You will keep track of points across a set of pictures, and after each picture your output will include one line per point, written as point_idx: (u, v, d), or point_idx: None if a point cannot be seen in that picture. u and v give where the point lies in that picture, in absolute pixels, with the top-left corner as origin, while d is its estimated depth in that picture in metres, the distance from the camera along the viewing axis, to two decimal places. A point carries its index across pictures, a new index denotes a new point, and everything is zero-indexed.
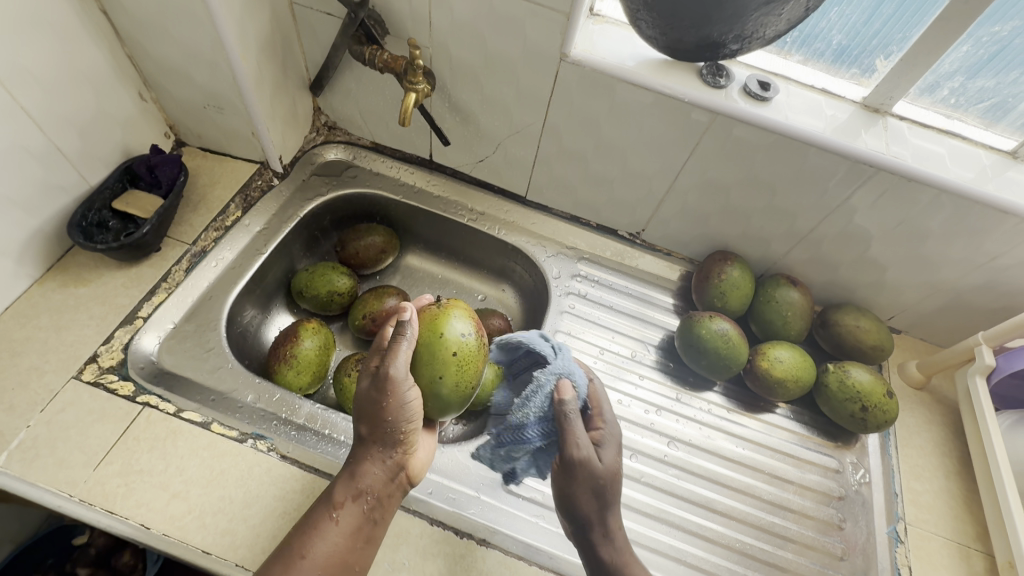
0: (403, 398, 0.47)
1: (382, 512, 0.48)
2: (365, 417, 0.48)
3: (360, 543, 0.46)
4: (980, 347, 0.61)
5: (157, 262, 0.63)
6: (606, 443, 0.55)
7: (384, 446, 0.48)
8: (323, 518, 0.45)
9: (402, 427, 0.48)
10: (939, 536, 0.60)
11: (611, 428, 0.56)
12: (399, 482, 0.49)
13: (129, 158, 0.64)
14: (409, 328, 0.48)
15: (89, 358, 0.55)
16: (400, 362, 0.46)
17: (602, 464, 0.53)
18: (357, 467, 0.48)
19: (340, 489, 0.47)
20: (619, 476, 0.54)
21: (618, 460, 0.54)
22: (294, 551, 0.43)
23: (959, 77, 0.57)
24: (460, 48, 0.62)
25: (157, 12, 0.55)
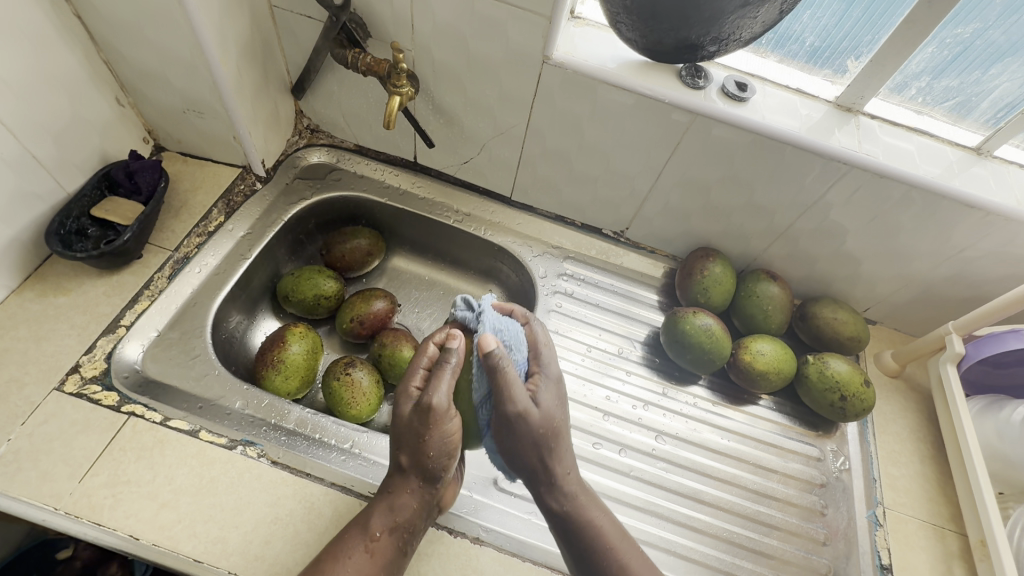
0: (444, 431, 0.48)
1: (413, 543, 0.49)
2: (406, 446, 0.49)
3: (390, 575, 0.47)
4: (950, 336, 0.64)
5: (139, 269, 0.62)
6: (541, 387, 0.52)
7: (424, 480, 0.49)
8: (355, 548, 0.46)
9: (442, 462, 0.49)
10: (916, 518, 0.62)
11: (543, 374, 0.53)
12: (431, 513, 0.50)
13: (107, 164, 0.63)
14: (455, 357, 0.49)
15: (71, 369, 0.54)
16: (443, 391, 0.48)
17: (538, 412, 0.50)
18: (396, 499, 0.48)
19: (376, 519, 0.48)
20: (560, 421, 0.52)
21: (555, 403, 0.52)
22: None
23: (925, 77, 0.59)
24: (443, 51, 0.62)
25: (132, 15, 0.54)
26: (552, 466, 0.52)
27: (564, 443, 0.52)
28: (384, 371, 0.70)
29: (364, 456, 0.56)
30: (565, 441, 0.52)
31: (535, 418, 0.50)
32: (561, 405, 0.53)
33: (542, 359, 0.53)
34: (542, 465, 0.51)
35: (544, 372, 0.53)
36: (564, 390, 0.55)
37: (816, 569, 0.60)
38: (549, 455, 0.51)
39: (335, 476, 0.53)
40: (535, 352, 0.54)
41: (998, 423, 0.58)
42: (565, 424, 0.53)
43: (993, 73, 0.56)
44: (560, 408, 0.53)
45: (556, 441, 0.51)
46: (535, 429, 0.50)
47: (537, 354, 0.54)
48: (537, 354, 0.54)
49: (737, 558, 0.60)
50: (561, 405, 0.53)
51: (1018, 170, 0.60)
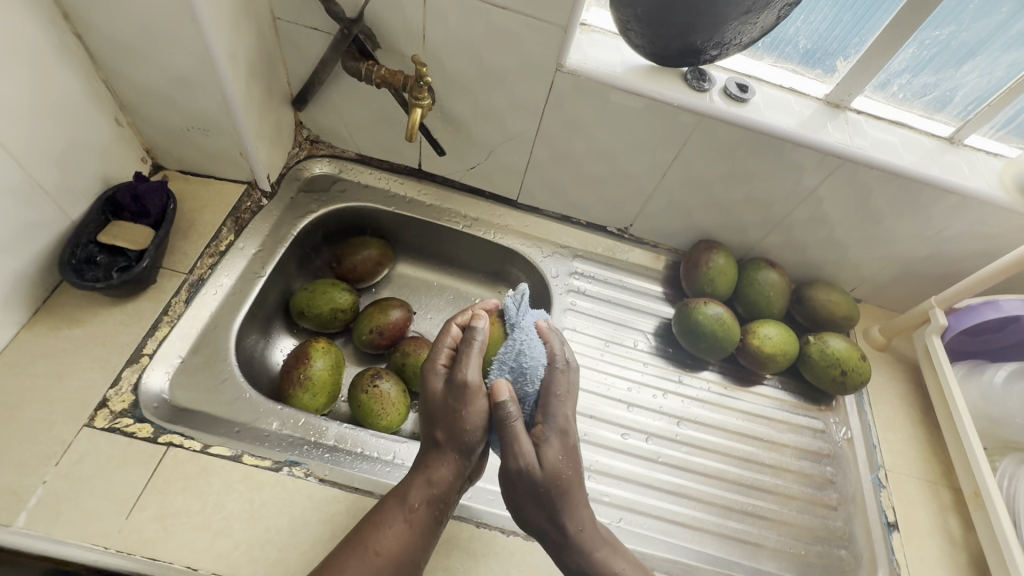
0: (477, 407, 0.51)
1: (448, 512, 0.51)
2: (441, 421, 0.51)
3: (428, 542, 0.49)
4: (934, 310, 0.70)
5: (154, 295, 0.60)
6: (550, 440, 0.51)
7: (459, 454, 0.51)
8: (394, 518, 0.48)
9: (477, 436, 0.51)
10: (914, 478, 0.69)
11: (553, 425, 0.52)
12: (465, 484, 0.52)
13: (109, 187, 0.60)
14: (481, 335, 0.52)
15: (99, 404, 0.52)
16: (472, 366, 0.51)
17: (541, 470, 0.50)
18: (432, 474, 0.50)
19: (414, 492, 0.49)
20: (568, 476, 0.51)
21: (564, 457, 0.51)
22: (367, 549, 0.46)
23: (907, 74, 0.64)
24: (455, 61, 0.63)
25: (137, 35, 0.52)
26: (560, 522, 0.50)
27: (574, 497, 0.51)
28: (409, 380, 0.70)
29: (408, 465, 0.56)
30: (577, 492, 0.51)
31: (538, 475, 0.50)
32: (570, 457, 0.52)
33: (557, 409, 0.53)
34: (549, 522, 0.51)
35: (559, 415, 0.52)
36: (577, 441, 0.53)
37: (832, 532, 0.66)
38: (555, 512, 0.50)
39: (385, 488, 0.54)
40: (555, 399, 0.53)
41: (981, 386, 0.65)
42: (576, 477, 0.52)
43: (964, 69, 0.62)
44: (570, 459, 0.52)
45: (563, 496, 0.50)
46: (539, 487, 0.50)
47: (548, 404, 0.53)
48: (550, 401, 0.53)
49: (762, 529, 0.65)
50: (570, 460, 0.52)
51: (986, 157, 0.67)
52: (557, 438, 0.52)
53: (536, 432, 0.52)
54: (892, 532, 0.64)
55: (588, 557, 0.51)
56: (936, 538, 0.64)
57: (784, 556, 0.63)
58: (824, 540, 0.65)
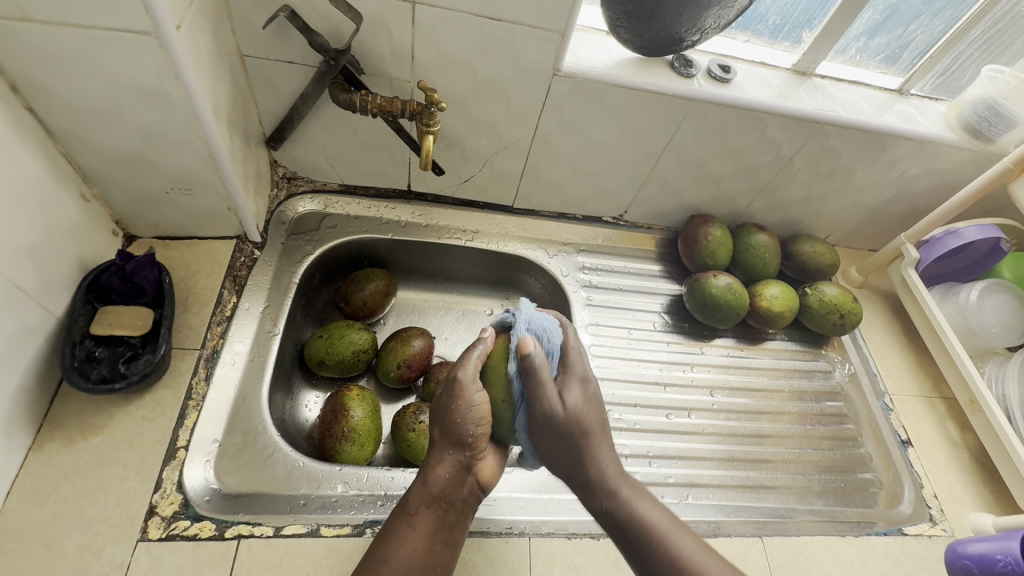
0: (472, 404, 0.49)
1: (455, 514, 0.48)
2: (437, 420, 0.50)
3: (438, 546, 0.46)
4: (905, 246, 0.78)
5: (171, 380, 0.54)
6: (570, 385, 0.51)
7: (454, 449, 0.49)
8: (399, 525, 0.46)
9: (471, 431, 0.49)
10: (914, 396, 0.77)
11: (572, 374, 0.52)
12: (471, 485, 0.49)
13: (89, 272, 0.54)
14: (481, 344, 0.52)
15: (147, 513, 0.47)
16: (470, 367, 0.50)
17: (565, 408, 0.50)
18: (428, 472, 0.48)
19: (412, 496, 0.48)
20: (590, 421, 0.51)
21: (584, 401, 0.51)
22: (376, 559, 0.44)
23: (863, 38, 0.70)
24: (447, 78, 0.60)
25: (108, 96, 0.46)
26: (584, 463, 0.50)
27: (597, 439, 0.51)
28: None
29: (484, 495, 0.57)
30: (601, 435, 0.51)
31: (562, 414, 0.49)
32: (591, 401, 0.52)
33: (574, 359, 0.53)
34: (571, 465, 0.50)
35: (576, 365, 0.53)
36: (598, 391, 0.53)
37: (860, 459, 0.73)
38: (581, 454, 0.50)
39: (469, 524, 0.54)
40: (570, 352, 0.53)
41: (959, 305, 0.73)
42: (597, 424, 0.51)
43: (912, 28, 0.68)
44: (592, 405, 0.52)
45: (585, 439, 0.50)
46: (564, 427, 0.49)
47: (566, 356, 0.53)
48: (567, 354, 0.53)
49: (805, 473, 0.71)
50: (593, 406, 0.51)
51: (930, 103, 0.74)
52: (579, 385, 0.52)
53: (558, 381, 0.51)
54: (908, 448, 0.72)
55: (613, 496, 0.49)
56: (944, 444, 0.73)
57: (829, 492, 0.70)
58: (856, 469, 0.72)
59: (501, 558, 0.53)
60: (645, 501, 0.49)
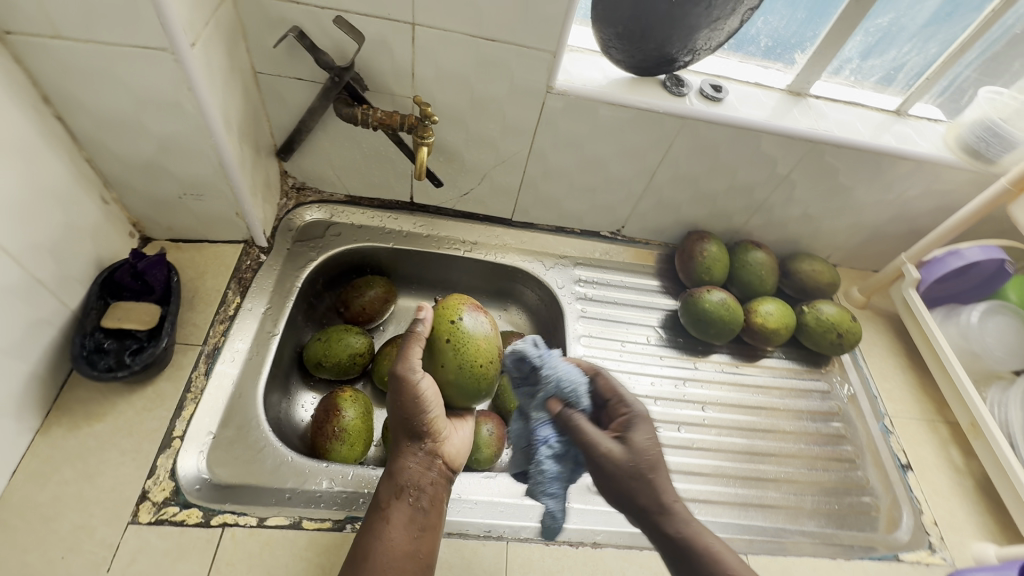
0: (418, 393, 0.52)
1: (429, 500, 0.51)
2: (392, 419, 0.54)
3: (416, 532, 0.49)
4: (906, 266, 0.77)
5: (172, 373, 0.57)
6: (636, 427, 0.53)
7: (412, 441, 0.53)
8: (375, 521, 0.49)
9: (425, 418, 0.52)
10: (915, 419, 0.75)
11: (632, 417, 0.54)
12: (438, 469, 0.53)
13: (105, 269, 0.57)
14: (420, 326, 0.54)
15: (139, 497, 0.50)
16: (410, 355, 0.52)
17: (626, 451, 0.52)
18: (393, 467, 0.52)
19: (383, 491, 0.51)
20: (656, 455, 0.52)
21: (651, 444, 0.52)
22: (358, 557, 0.46)
23: (856, 59, 0.71)
24: (446, 94, 0.63)
25: (127, 107, 0.50)
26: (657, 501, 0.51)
27: (666, 478, 0.52)
28: None
29: (464, 498, 0.58)
30: (668, 475, 0.52)
31: (622, 458, 0.51)
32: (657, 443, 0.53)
33: (619, 403, 0.56)
34: (641, 500, 0.51)
35: (635, 403, 0.55)
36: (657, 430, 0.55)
37: (857, 482, 0.71)
38: (654, 493, 0.51)
39: (448, 525, 0.55)
40: (613, 400, 0.56)
41: (960, 327, 0.72)
42: (665, 461, 0.53)
43: (905, 49, 0.70)
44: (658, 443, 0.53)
45: (653, 473, 0.52)
46: (631, 471, 0.51)
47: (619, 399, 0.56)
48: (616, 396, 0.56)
49: (798, 493, 0.69)
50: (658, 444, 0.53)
51: (929, 124, 0.74)
52: (642, 421, 0.54)
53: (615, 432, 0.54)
54: (908, 472, 0.70)
55: (685, 530, 0.51)
56: (946, 470, 0.71)
57: (823, 513, 0.68)
58: (853, 492, 0.70)
59: (478, 561, 0.53)
60: (712, 537, 0.51)
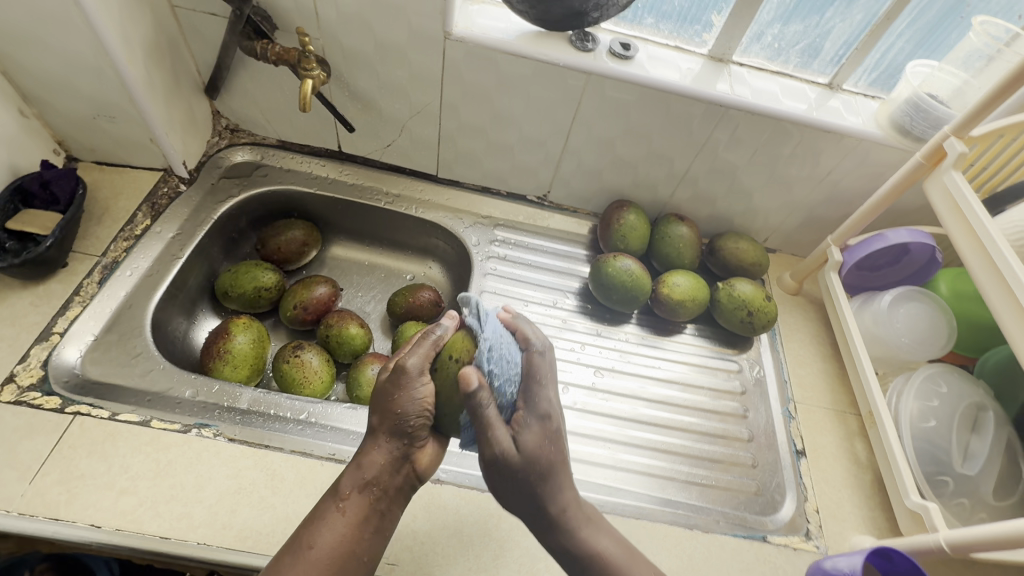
0: (413, 392, 0.47)
1: (387, 502, 0.47)
2: (378, 409, 0.49)
3: (366, 534, 0.46)
4: (830, 248, 0.73)
5: (66, 278, 0.62)
6: (530, 425, 0.47)
7: (391, 436, 0.47)
8: (328, 509, 0.46)
9: (411, 419, 0.47)
10: (822, 408, 0.72)
11: (534, 411, 0.48)
12: (406, 474, 0.48)
13: (17, 177, 0.62)
14: (440, 330, 0.49)
15: (7, 379, 0.54)
16: (417, 357, 0.48)
17: (523, 450, 0.47)
18: (362, 457, 0.47)
19: (345, 480, 0.47)
20: (550, 460, 0.48)
21: (544, 441, 0.47)
22: (300, 545, 0.44)
23: (777, 24, 0.68)
24: (351, 37, 0.66)
25: (26, 21, 0.55)
26: (546, 506, 0.48)
27: (558, 480, 0.48)
28: (333, 352, 0.71)
29: (320, 423, 0.59)
30: (560, 475, 0.48)
31: (518, 460, 0.46)
32: (552, 441, 0.48)
33: (538, 393, 0.48)
34: (532, 507, 0.48)
35: (541, 400, 0.48)
36: (561, 425, 0.49)
37: (744, 463, 0.67)
38: (541, 497, 0.48)
39: (295, 443, 0.56)
40: (537, 383, 0.48)
41: (873, 313, 0.68)
42: (559, 460, 0.48)
43: (828, 15, 0.66)
44: (550, 444, 0.48)
45: (546, 480, 0.48)
46: (521, 472, 0.47)
47: (528, 388, 0.48)
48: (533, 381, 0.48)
49: (674, 464, 0.67)
50: (552, 444, 0.48)
51: (864, 100, 0.71)
52: (539, 423, 0.48)
53: (515, 419, 0.47)
54: (801, 458, 0.67)
55: (571, 537, 0.49)
56: (843, 461, 0.67)
57: (697, 488, 0.65)
58: (736, 472, 0.67)
59: (313, 477, 0.54)
60: (605, 536, 0.50)
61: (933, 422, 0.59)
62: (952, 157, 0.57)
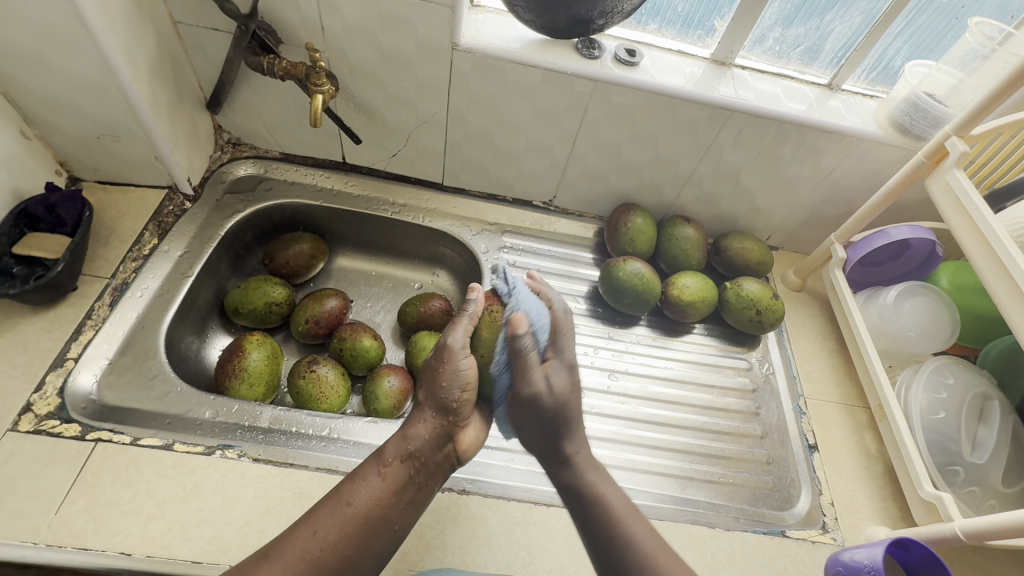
0: (457, 368, 0.50)
1: (425, 477, 0.50)
2: (425, 383, 0.52)
3: (402, 503, 0.48)
4: (834, 245, 0.75)
5: (77, 301, 0.61)
6: (556, 370, 0.53)
7: (437, 413, 0.50)
8: (370, 472, 0.48)
9: (456, 396, 0.50)
10: (831, 402, 0.73)
11: (562, 359, 0.53)
12: (446, 453, 0.51)
13: (22, 200, 0.61)
14: (473, 306, 0.52)
15: (24, 408, 0.53)
16: (459, 333, 0.50)
17: (552, 390, 0.52)
18: (408, 429, 0.50)
19: (389, 447, 0.49)
20: (572, 403, 0.54)
21: (569, 386, 0.54)
22: (340, 498, 0.46)
23: (778, 28, 0.70)
24: (356, 49, 0.66)
25: (29, 42, 0.54)
26: (560, 441, 0.54)
27: (574, 423, 0.54)
28: (347, 365, 0.70)
29: (343, 439, 0.59)
30: (576, 419, 0.54)
31: (546, 397, 0.52)
32: (574, 388, 0.55)
33: (563, 345, 0.54)
34: (547, 442, 0.54)
35: (566, 351, 0.54)
36: (579, 374, 0.56)
37: (759, 459, 0.69)
38: (557, 433, 0.54)
39: (319, 461, 0.56)
40: (562, 335, 0.54)
41: (879, 309, 0.70)
42: (577, 405, 0.54)
43: (828, 18, 0.68)
44: (572, 389, 0.54)
45: (566, 418, 0.53)
46: (547, 408, 0.52)
47: (556, 340, 0.53)
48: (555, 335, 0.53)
49: (692, 463, 0.68)
50: (574, 390, 0.54)
51: (863, 100, 0.72)
52: (564, 369, 0.54)
53: (547, 363, 0.52)
54: (814, 453, 0.69)
55: (578, 476, 0.53)
56: (855, 454, 0.69)
57: (714, 486, 0.66)
58: (752, 468, 0.68)
59: None
60: (608, 484, 0.54)
61: (942, 414, 0.60)
62: (954, 156, 0.58)
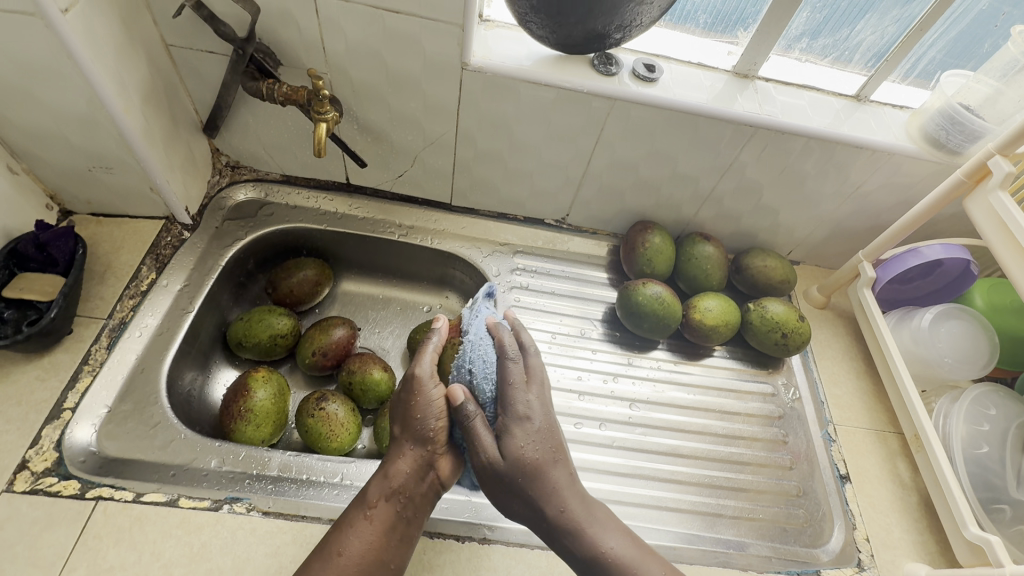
0: (429, 397, 0.49)
1: (414, 510, 0.48)
2: (399, 417, 0.50)
3: (395, 541, 0.46)
4: (862, 264, 0.71)
5: (73, 345, 0.58)
6: (511, 431, 0.48)
7: (415, 443, 0.49)
8: (357, 517, 0.46)
9: (431, 425, 0.49)
10: (861, 428, 0.71)
11: (512, 413, 0.49)
12: (432, 481, 0.49)
13: (10, 239, 0.58)
14: (436, 335, 0.51)
15: (19, 466, 0.51)
16: (426, 362, 0.49)
17: (505, 459, 0.47)
18: (389, 465, 0.48)
19: (371, 488, 0.47)
20: (537, 461, 0.48)
21: (528, 443, 0.48)
22: (331, 550, 0.44)
23: (805, 38, 0.67)
24: (360, 70, 0.62)
25: (15, 76, 0.51)
26: (541, 510, 0.47)
27: (552, 478, 0.48)
28: (356, 399, 0.67)
29: (357, 485, 0.55)
30: (553, 473, 0.48)
31: (503, 466, 0.47)
32: (546, 438, 0.49)
33: (515, 395, 0.49)
34: (529, 510, 0.48)
35: (517, 402, 0.49)
36: (549, 420, 0.50)
37: (788, 492, 0.66)
38: (534, 498, 0.47)
39: (333, 512, 0.53)
40: (510, 385, 0.49)
41: (912, 332, 0.67)
42: (551, 460, 0.49)
43: (858, 28, 0.64)
44: (544, 442, 0.49)
45: (540, 477, 0.48)
46: (508, 476, 0.47)
47: (508, 394, 0.49)
48: (507, 391, 0.49)
49: (719, 499, 0.65)
50: (545, 440, 0.49)
51: (893, 110, 0.69)
52: (518, 425, 0.48)
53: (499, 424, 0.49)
54: (845, 484, 0.66)
55: (575, 539, 0.47)
56: (888, 483, 0.66)
57: (743, 522, 0.63)
58: (778, 501, 0.65)
59: None
60: (611, 534, 0.48)
61: (985, 448, 0.58)
62: (998, 177, 0.55)
